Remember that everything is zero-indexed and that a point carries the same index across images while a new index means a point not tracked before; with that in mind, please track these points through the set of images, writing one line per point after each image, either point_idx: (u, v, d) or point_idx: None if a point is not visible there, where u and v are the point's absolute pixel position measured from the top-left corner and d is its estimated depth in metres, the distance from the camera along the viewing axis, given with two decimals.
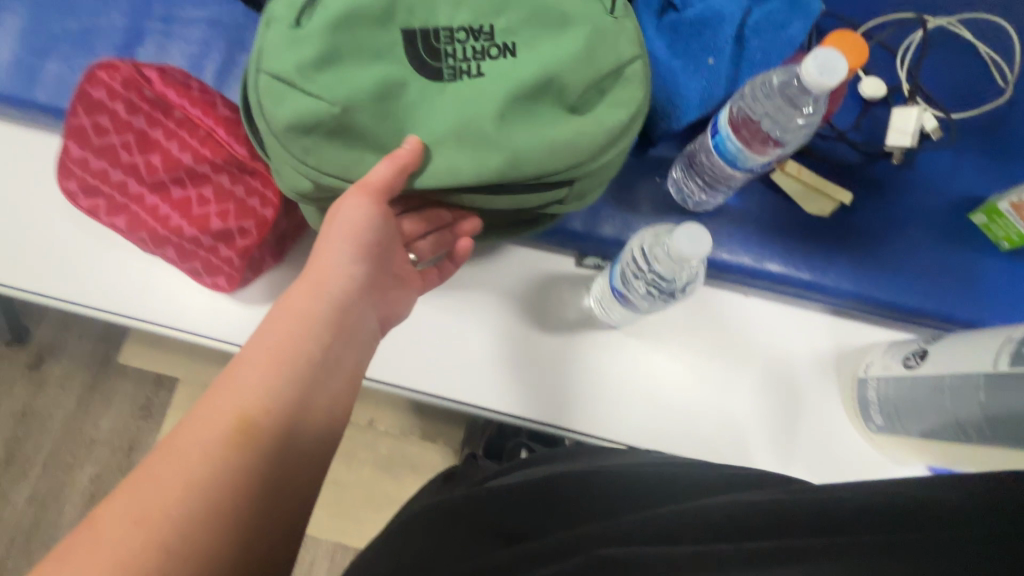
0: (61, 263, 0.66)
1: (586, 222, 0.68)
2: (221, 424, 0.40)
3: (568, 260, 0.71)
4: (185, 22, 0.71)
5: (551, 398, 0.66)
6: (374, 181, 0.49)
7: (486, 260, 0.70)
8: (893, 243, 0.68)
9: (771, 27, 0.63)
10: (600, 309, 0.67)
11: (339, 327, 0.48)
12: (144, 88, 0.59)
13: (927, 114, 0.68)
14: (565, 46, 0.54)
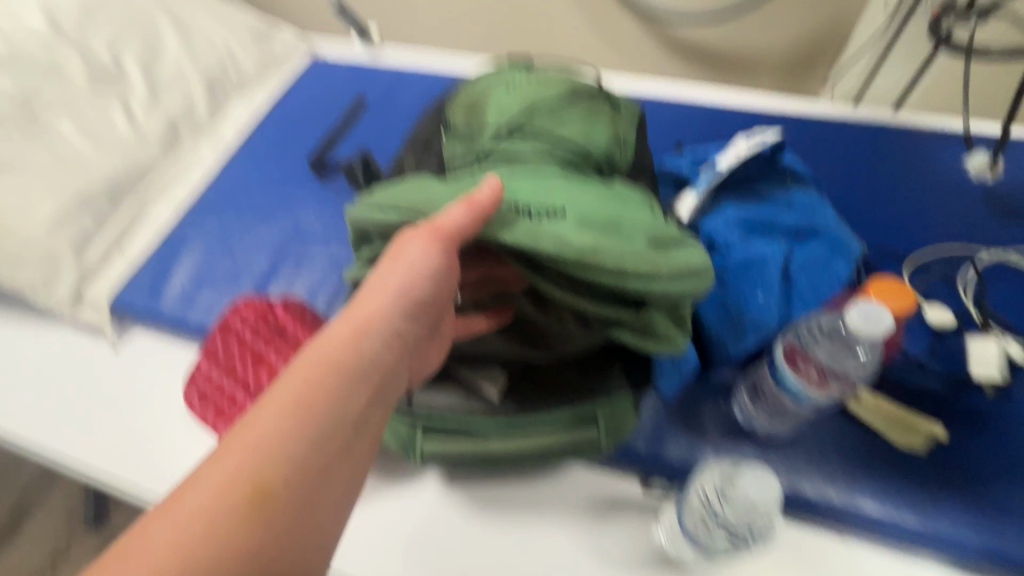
0: (163, 461, 0.73)
1: (650, 444, 0.66)
2: (233, 481, 0.38)
3: (633, 482, 0.67)
4: (312, 261, 0.88)
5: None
6: (445, 226, 0.50)
7: (544, 479, 0.68)
8: (1013, 488, 0.60)
9: (815, 267, 0.68)
10: (672, 547, 0.60)
11: (376, 378, 0.46)
12: (269, 317, 0.72)
13: (1009, 344, 0.67)
14: (637, 218, 0.57)
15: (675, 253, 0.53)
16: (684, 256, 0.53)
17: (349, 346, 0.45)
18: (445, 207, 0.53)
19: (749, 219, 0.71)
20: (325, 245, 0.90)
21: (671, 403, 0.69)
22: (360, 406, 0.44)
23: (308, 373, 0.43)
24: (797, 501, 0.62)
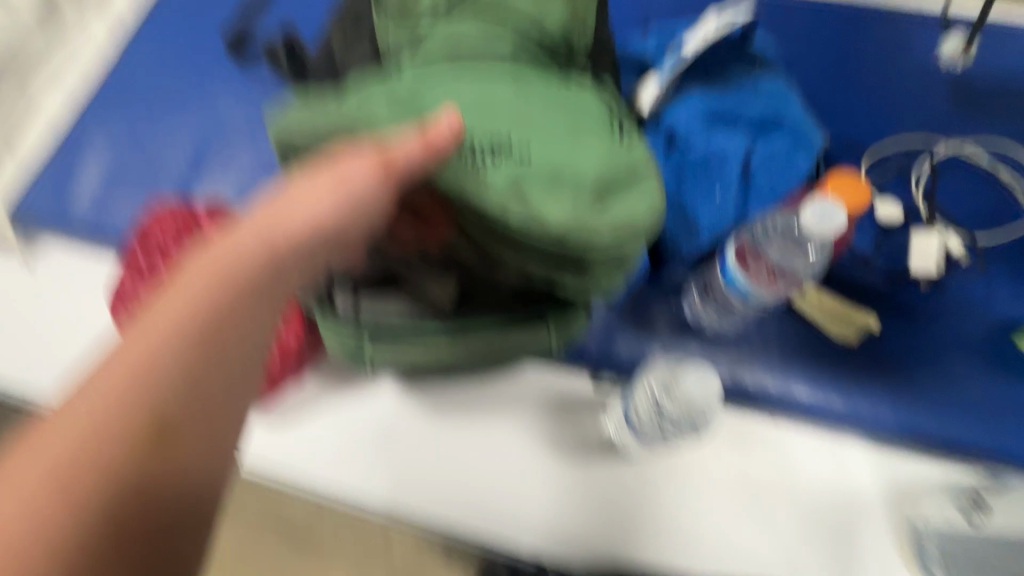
0: None
1: (601, 344, 0.67)
2: (116, 390, 0.36)
3: (584, 380, 0.68)
4: (240, 163, 0.79)
5: (570, 535, 0.62)
6: (389, 164, 0.45)
7: (498, 380, 0.69)
8: (931, 371, 0.64)
9: (776, 161, 0.66)
10: (617, 436, 0.64)
11: (272, 290, 0.44)
12: (193, 227, 0.64)
13: (950, 239, 0.68)
14: (589, 154, 0.50)
15: (614, 208, 0.49)
16: (626, 207, 0.49)
17: (255, 247, 0.44)
18: (391, 138, 0.48)
19: (714, 110, 0.66)
20: (253, 144, 0.80)
21: (624, 304, 0.69)
22: (262, 319, 0.43)
23: (197, 283, 0.40)
24: (737, 391, 0.65)
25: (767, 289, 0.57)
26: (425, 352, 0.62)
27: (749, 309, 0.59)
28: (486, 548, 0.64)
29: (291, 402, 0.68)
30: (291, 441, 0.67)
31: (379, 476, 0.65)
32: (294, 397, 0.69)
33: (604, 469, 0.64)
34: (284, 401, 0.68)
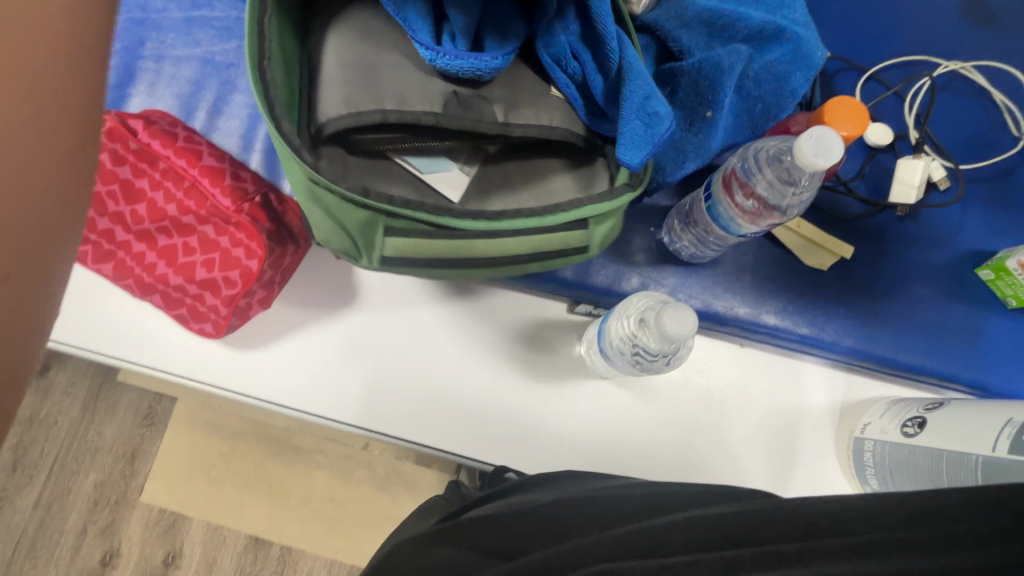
0: None
1: (577, 271, 0.66)
2: None
3: (560, 306, 0.69)
4: (176, 61, 0.69)
5: (538, 452, 0.66)
6: None
7: (473, 305, 0.68)
8: (894, 298, 0.66)
9: (772, 79, 0.60)
10: (590, 356, 0.65)
11: None
12: (130, 140, 0.58)
13: (934, 164, 0.67)
14: None
15: None
16: None
17: None
18: None
19: (711, 15, 0.60)
20: (190, 38, 0.69)
21: None
22: None
23: None
24: (709, 317, 0.67)
25: (753, 221, 0.55)
26: (441, 250, 0.54)
27: (730, 239, 0.59)
28: (462, 462, 0.67)
29: (259, 329, 0.66)
30: (262, 365, 0.66)
31: (353, 398, 0.66)
32: (263, 324, 0.67)
33: (575, 391, 0.67)
34: (251, 327, 0.66)
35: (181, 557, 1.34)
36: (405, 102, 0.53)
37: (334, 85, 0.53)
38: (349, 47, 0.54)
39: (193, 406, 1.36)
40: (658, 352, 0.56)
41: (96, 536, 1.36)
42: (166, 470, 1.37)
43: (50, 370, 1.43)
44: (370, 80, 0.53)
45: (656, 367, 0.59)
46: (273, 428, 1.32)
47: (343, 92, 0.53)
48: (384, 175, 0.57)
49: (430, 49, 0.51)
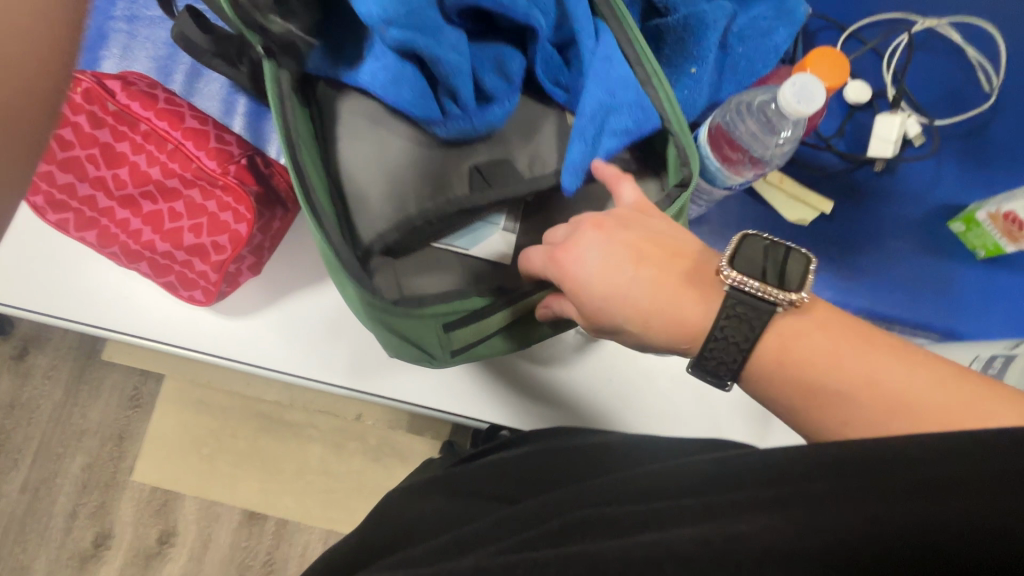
0: (33, 277, 0.65)
1: None
2: None
3: None
4: (151, 22, 0.66)
5: (531, 410, 0.67)
6: None
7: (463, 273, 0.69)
8: (871, 252, 0.69)
9: (756, 34, 0.61)
10: None
11: None
12: (108, 101, 0.57)
13: (910, 120, 0.69)
14: None
15: None
16: None
17: None
18: None
19: None
20: None
21: None
22: None
23: None
24: None
25: (741, 172, 0.56)
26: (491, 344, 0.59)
27: (715, 193, 0.59)
28: (458, 421, 0.69)
29: (251, 296, 0.66)
30: (255, 332, 0.66)
31: (346, 363, 0.66)
32: (255, 291, 0.66)
33: (566, 350, 0.69)
34: (242, 294, 0.66)
35: (177, 534, 1.35)
36: (439, 189, 0.58)
37: (366, 192, 0.57)
38: (361, 135, 0.58)
39: (180, 386, 1.35)
40: None
41: (88, 518, 1.36)
42: (156, 450, 1.37)
43: (29, 354, 1.41)
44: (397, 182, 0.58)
45: None
46: (263, 404, 1.32)
47: (378, 196, 0.57)
48: (435, 267, 0.59)
49: (440, 124, 0.57)
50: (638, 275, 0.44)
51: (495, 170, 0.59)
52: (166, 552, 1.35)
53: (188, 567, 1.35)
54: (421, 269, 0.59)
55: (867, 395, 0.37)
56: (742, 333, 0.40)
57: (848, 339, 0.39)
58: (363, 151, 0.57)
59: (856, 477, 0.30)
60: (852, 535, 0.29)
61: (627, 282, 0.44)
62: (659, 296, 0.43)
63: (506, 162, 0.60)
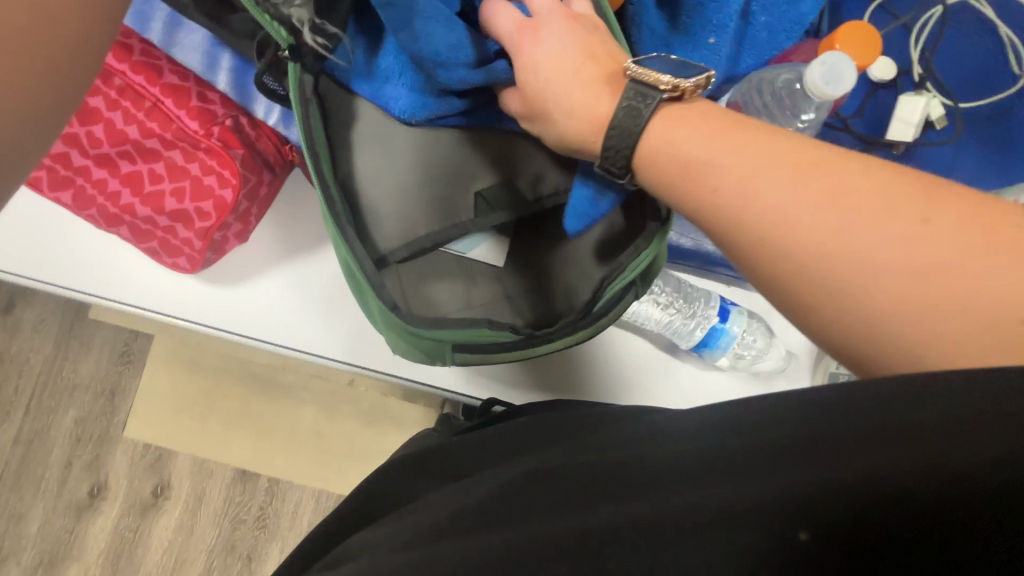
0: (9, 236, 0.62)
1: None
2: None
3: None
4: None
5: (526, 386, 0.67)
6: None
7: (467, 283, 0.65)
8: None
9: (781, 1, 0.57)
10: None
11: None
12: None
13: (934, 102, 0.65)
14: None
15: None
16: None
17: None
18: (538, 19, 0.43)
19: None
20: None
21: None
22: None
23: None
24: (698, 258, 0.68)
25: None
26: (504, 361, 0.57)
27: None
28: (452, 398, 0.68)
29: (238, 264, 0.64)
30: (244, 301, 0.64)
31: (336, 332, 0.65)
32: (241, 259, 0.64)
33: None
34: (228, 262, 0.63)
35: (171, 488, 1.37)
36: (450, 211, 0.59)
37: (382, 206, 0.56)
38: (371, 148, 0.56)
39: (170, 344, 1.34)
40: (683, 294, 0.67)
41: (82, 470, 1.37)
42: (149, 407, 1.37)
43: (16, 308, 1.38)
44: (407, 195, 0.57)
45: (681, 313, 0.66)
46: (256, 366, 1.31)
47: (388, 208, 0.56)
48: (443, 276, 0.59)
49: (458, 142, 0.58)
50: (579, 75, 0.42)
51: (497, 196, 0.59)
52: (160, 506, 1.37)
53: (183, 519, 1.37)
54: (426, 271, 0.59)
55: (846, 209, 0.32)
56: (630, 117, 0.38)
57: (777, 161, 0.34)
58: (376, 160, 0.56)
59: (861, 418, 0.27)
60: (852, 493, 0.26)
61: (546, 83, 0.43)
62: (583, 99, 0.41)
63: (508, 187, 0.59)
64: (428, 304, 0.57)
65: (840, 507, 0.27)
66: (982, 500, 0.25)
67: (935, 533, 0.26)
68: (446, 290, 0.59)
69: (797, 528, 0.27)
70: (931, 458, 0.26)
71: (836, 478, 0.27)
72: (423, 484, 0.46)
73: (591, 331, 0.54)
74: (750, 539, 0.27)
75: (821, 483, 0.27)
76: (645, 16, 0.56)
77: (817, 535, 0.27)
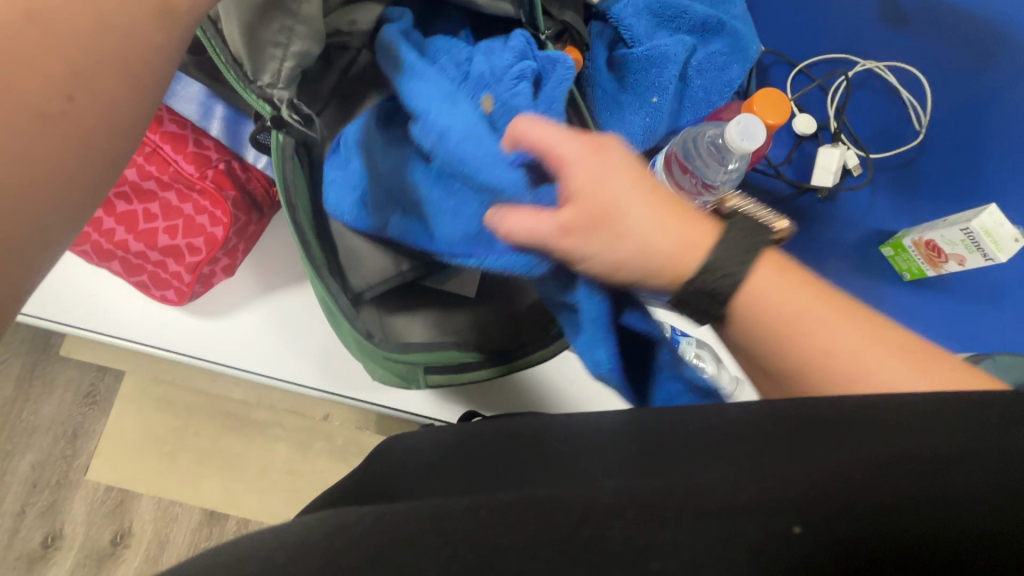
0: None
1: None
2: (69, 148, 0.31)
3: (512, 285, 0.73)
4: None
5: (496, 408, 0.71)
6: None
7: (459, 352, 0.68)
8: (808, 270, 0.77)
9: (713, 68, 0.67)
10: None
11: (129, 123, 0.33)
12: None
13: (850, 153, 0.76)
14: None
15: None
16: None
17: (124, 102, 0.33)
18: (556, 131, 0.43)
19: (662, 7, 0.66)
20: None
21: None
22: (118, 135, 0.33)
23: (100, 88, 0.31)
24: None
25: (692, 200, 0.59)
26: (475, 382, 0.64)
27: None
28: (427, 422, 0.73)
29: (223, 296, 0.67)
30: (228, 332, 0.67)
31: (313, 360, 0.68)
32: (226, 291, 0.67)
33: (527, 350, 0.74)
34: (214, 295, 0.67)
35: (132, 535, 1.33)
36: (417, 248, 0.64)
37: (358, 249, 0.62)
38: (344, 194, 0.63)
39: (142, 381, 1.33)
40: None
41: (36, 518, 1.32)
42: (114, 448, 1.34)
43: None
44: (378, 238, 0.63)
45: None
46: (229, 402, 1.31)
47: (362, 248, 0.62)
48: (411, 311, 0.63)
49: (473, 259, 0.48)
50: (656, 206, 0.41)
51: None
52: (119, 554, 1.32)
53: (142, 568, 1.32)
54: (402, 303, 0.64)
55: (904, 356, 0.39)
56: (745, 254, 0.40)
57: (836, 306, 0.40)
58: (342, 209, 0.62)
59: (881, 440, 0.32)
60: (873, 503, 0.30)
61: (620, 193, 0.41)
62: (675, 242, 0.40)
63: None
64: (401, 333, 0.62)
65: (836, 501, 0.30)
66: (945, 498, 0.30)
67: (912, 529, 0.29)
68: (417, 324, 0.63)
69: (791, 521, 0.30)
70: (902, 456, 0.31)
71: (832, 472, 0.31)
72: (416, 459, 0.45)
73: (546, 353, 0.61)
74: (750, 530, 0.30)
75: (842, 494, 0.30)
76: (597, 79, 0.65)
77: (812, 531, 0.29)
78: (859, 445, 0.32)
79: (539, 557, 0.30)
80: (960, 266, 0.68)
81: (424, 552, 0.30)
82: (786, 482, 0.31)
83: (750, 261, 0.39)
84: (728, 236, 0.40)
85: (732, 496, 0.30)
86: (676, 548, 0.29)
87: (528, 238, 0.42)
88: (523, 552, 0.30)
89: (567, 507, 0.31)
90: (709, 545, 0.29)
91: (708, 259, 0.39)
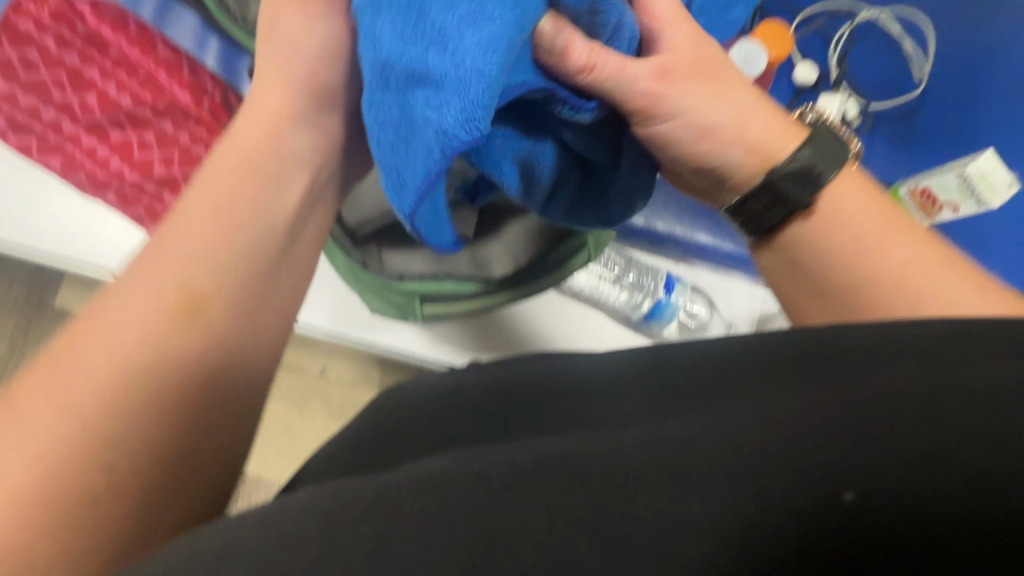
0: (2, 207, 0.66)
1: None
2: (166, 295, 0.42)
3: None
4: None
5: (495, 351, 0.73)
6: None
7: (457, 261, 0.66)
8: None
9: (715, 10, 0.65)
10: None
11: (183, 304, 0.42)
12: (77, 22, 0.57)
13: (850, 103, 0.76)
14: None
15: None
16: None
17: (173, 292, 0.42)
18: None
19: None
20: None
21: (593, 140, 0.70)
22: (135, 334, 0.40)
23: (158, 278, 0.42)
24: (649, 236, 0.76)
25: None
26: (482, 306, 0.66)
27: None
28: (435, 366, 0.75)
29: None
30: None
31: (331, 300, 0.72)
32: None
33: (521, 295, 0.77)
34: None
35: None
36: None
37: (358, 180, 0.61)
38: None
39: None
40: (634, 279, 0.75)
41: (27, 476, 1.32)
42: None
43: None
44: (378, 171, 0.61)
45: (637, 291, 0.74)
46: None
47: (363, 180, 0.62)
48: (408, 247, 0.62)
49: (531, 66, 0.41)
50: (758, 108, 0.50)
51: None
52: None
53: None
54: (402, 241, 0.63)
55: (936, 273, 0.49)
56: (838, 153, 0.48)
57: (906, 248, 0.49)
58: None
59: (954, 399, 0.31)
60: (932, 454, 0.29)
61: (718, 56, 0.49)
62: (767, 131, 0.49)
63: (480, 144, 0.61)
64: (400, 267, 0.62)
65: (884, 457, 0.29)
66: (993, 439, 0.30)
67: (961, 475, 0.29)
68: (417, 258, 0.63)
69: (841, 487, 0.29)
70: (962, 396, 0.31)
71: (876, 429, 0.30)
72: (423, 405, 0.43)
73: (537, 287, 0.63)
74: (795, 495, 0.29)
75: (904, 462, 0.29)
76: None
77: (862, 495, 0.29)
78: (912, 388, 0.31)
79: (556, 530, 0.28)
80: (953, 214, 0.70)
81: (428, 530, 0.27)
82: (832, 439, 0.30)
83: (837, 166, 0.48)
84: (823, 142, 0.48)
85: (769, 459, 0.29)
86: (713, 516, 0.28)
87: (613, 73, 0.42)
88: (542, 528, 0.28)
89: (585, 474, 0.29)
90: (754, 514, 0.28)
91: (807, 157, 0.48)
